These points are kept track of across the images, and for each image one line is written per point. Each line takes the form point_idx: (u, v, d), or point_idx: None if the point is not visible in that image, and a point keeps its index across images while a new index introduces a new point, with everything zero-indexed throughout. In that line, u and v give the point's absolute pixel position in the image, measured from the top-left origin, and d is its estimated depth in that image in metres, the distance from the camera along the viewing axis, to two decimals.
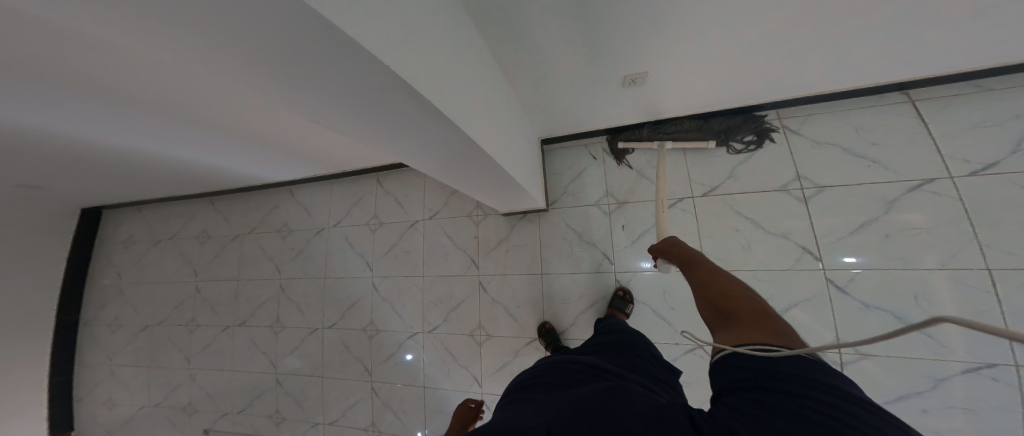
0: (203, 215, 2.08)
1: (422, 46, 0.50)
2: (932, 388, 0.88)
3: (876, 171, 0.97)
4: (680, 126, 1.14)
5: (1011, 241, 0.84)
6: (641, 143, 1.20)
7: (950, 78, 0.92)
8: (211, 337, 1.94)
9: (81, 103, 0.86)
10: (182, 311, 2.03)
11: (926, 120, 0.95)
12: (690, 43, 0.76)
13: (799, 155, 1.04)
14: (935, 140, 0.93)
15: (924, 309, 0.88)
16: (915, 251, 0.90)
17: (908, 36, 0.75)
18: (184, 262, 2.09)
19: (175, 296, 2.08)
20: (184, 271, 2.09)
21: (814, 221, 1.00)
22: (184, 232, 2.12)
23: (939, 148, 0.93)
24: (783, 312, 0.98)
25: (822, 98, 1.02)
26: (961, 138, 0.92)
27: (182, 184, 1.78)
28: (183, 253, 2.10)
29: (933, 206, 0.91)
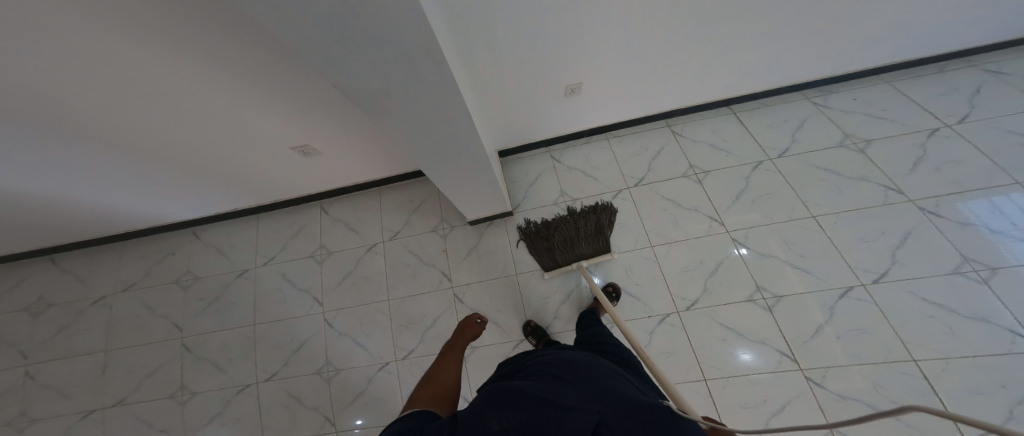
0: (41, 278, 1.52)
1: (444, 40, 0.63)
2: (831, 316, 1.12)
3: (729, 158, 1.39)
4: (579, 245, 1.23)
5: (818, 197, 1.28)
6: (560, 268, 1.26)
7: (749, 98, 1.46)
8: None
9: None
10: (2, 411, 1.36)
11: (744, 123, 1.44)
12: (611, 57, 1.05)
13: (689, 153, 1.42)
14: (754, 137, 1.41)
15: (794, 251, 1.23)
16: (774, 209, 1.30)
17: (735, 58, 1.18)
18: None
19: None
20: (1, 352, 1.43)
21: (711, 196, 1.35)
22: (1, 305, 1.49)
23: (759, 141, 1.40)
24: (716, 269, 1.25)
25: (689, 109, 1.47)
26: (766, 134, 1.41)
27: (25, 231, 1.34)
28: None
29: (774, 177, 1.34)
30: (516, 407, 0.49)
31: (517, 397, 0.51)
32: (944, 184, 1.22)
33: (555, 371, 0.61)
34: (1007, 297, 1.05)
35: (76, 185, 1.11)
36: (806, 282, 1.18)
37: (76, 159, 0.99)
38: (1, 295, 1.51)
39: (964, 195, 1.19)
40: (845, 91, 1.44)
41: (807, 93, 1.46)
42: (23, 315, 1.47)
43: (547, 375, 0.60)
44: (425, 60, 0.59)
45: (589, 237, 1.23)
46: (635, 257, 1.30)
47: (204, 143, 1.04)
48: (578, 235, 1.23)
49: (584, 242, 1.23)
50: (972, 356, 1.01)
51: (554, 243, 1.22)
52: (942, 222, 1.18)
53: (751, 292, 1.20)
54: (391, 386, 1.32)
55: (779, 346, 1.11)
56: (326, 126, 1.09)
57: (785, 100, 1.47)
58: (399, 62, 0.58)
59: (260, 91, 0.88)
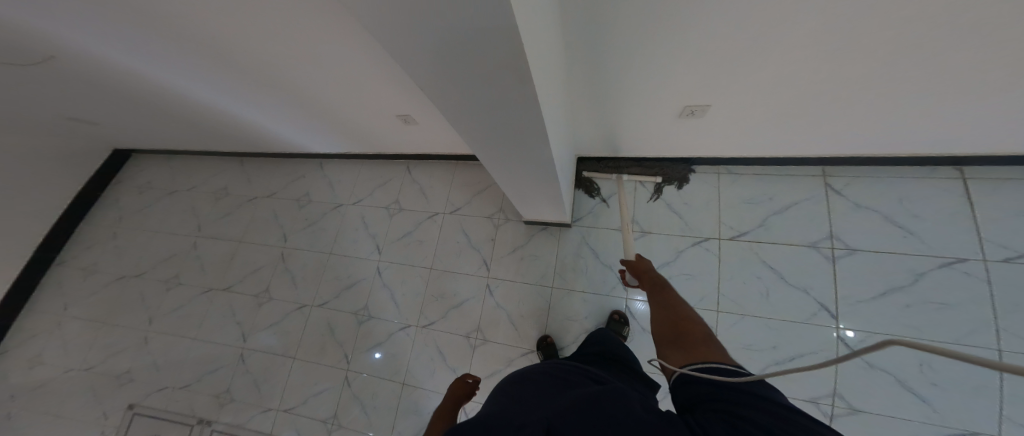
0: (227, 175, 2.11)
1: (540, 39, 0.56)
2: None
3: (910, 243, 0.98)
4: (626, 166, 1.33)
5: (1021, 326, 0.85)
6: (601, 176, 1.34)
7: (1001, 161, 0.96)
8: (188, 296, 1.79)
9: (193, 27, 0.94)
10: (169, 266, 1.91)
11: (974, 199, 0.97)
12: (756, 84, 0.82)
13: (836, 217, 1.07)
14: (975, 220, 0.96)
15: (924, 377, 0.89)
16: (933, 323, 0.90)
17: (967, 111, 0.80)
18: (189, 214, 2.05)
19: (167, 249, 1.97)
20: (189, 220, 2.03)
21: (839, 280, 0.99)
22: (202, 186, 2.12)
23: (977, 230, 0.95)
24: (793, 358, 0.95)
25: (864, 160, 1.08)
26: (1000, 223, 0.94)
27: (224, 137, 1.85)
28: (192, 205, 2.07)
29: (963, 285, 0.91)
30: None
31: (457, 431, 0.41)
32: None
33: (518, 392, 0.52)
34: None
35: (257, 114, 1.48)
36: (914, 412, 0.88)
37: (260, 97, 1.33)
38: (205, 179, 2.14)
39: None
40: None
41: None
42: (211, 197, 2.07)
43: (507, 400, 0.51)
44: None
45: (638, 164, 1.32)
46: (696, 318, 1.05)
47: (335, 99, 1.28)
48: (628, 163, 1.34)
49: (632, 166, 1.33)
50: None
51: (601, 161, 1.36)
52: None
53: (820, 394, 0.95)
54: (403, 351, 1.37)
55: None
56: (423, 101, 1.20)
57: None
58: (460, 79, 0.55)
59: (375, 65, 1.01)
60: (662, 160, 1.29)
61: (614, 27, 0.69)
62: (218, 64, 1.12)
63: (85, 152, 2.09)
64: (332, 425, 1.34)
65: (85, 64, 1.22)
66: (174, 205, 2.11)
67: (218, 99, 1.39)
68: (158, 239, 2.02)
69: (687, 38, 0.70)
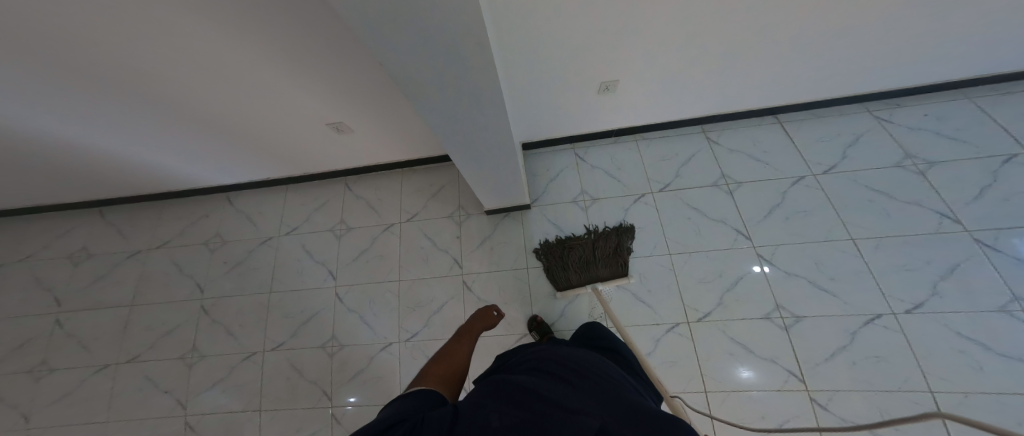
0: (87, 230, 1.63)
1: None
2: (852, 341, 1.06)
3: (770, 170, 1.32)
4: (595, 267, 1.18)
5: (858, 218, 1.20)
6: (574, 287, 1.21)
7: (797, 107, 1.39)
8: (70, 388, 1.36)
9: (41, 37, 0.74)
10: (27, 354, 1.42)
11: (790, 135, 1.36)
12: (662, 54, 0.99)
13: (721, 161, 1.36)
14: (797, 149, 1.33)
15: (823, 273, 1.15)
16: (806, 227, 1.22)
17: (793, 66, 1.11)
18: (38, 287, 1.54)
19: (15, 336, 1.46)
20: (39, 296, 1.52)
21: (740, 208, 1.29)
22: (48, 251, 1.60)
23: (801, 156, 1.32)
24: (735, 281, 1.19)
25: (727, 115, 1.42)
26: (811, 148, 1.33)
27: (80, 182, 1.45)
28: (38, 278, 1.55)
29: (812, 194, 1.26)
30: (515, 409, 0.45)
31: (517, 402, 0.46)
32: (1006, 217, 1.11)
33: (558, 369, 0.57)
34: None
35: (136, 144, 1.21)
36: (833, 306, 1.11)
37: (141, 122, 1.09)
38: (51, 240, 1.62)
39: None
40: (917, 105, 1.33)
41: (871, 105, 1.37)
42: (67, 262, 1.57)
43: (548, 373, 0.56)
44: (468, 43, 0.58)
45: (606, 258, 1.18)
46: (652, 263, 1.25)
47: (247, 114, 1.11)
48: (595, 255, 1.19)
49: (600, 263, 1.18)
50: (994, 393, 0.95)
51: (569, 264, 1.18)
52: (999, 257, 1.08)
53: (768, 310, 1.14)
54: (391, 368, 1.32)
55: (789, 367, 1.07)
56: (359, 103, 1.12)
57: (844, 111, 1.38)
58: (446, 51, 0.59)
59: (303, 64, 0.92)
60: (611, 236, 1.20)
61: (540, 15, 0.80)
62: (71, 79, 0.88)
63: None
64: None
65: None
66: (7, 283, 1.56)
67: (76, 131, 1.10)
68: None
69: (602, 19, 0.84)
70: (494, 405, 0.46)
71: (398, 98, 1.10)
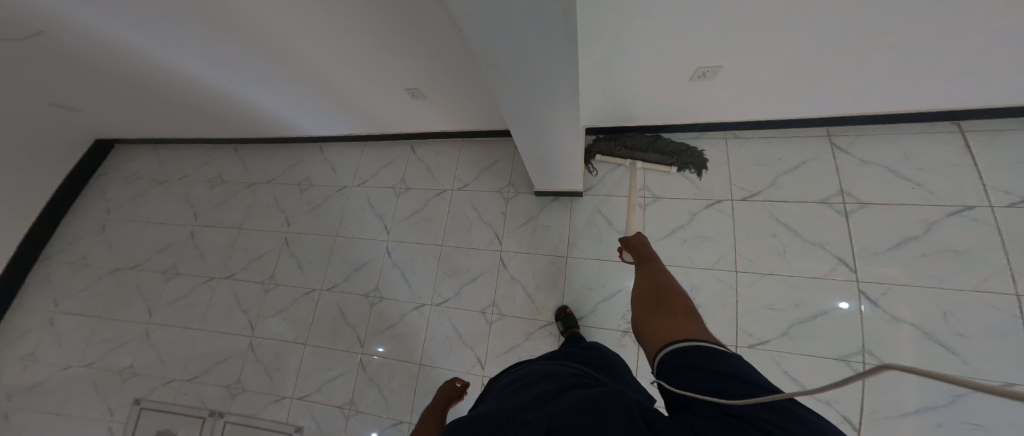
0: (221, 162, 2.03)
1: None
2: (949, 403, 0.86)
3: (917, 194, 1.01)
4: (643, 152, 1.27)
5: None
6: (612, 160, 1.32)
7: (998, 113, 1.01)
8: (187, 290, 1.71)
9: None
10: (165, 256, 1.84)
11: (973, 149, 1.01)
12: (788, 39, 0.81)
13: (843, 172, 1.09)
14: (977, 167, 0.99)
15: (953, 328, 0.88)
16: (950, 272, 0.92)
17: (988, 59, 0.81)
18: (184, 203, 1.97)
19: (164, 239, 1.90)
20: (183, 211, 1.94)
21: (853, 233, 1.02)
22: (196, 175, 2.04)
23: (980, 175, 0.98)
24: (813, 317, 0.97)
25: (871, 119, 1.11)
26: (1003, 171, 0.97)
27: (219, 122, 1.80)
28: (185, 195, 1.99)
29: (971, 231, 0.94)
30: None
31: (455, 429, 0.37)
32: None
33: (512, 395, 0.48)
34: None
35: (257, 93, 1.45)
36: (942, 363, 0.87)
37: (257, 71, 1.29)
38: (198, 167, 2.06)
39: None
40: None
41: None
42: (205, 185, 1.99)
43: (499, 402, 0.47)
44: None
45: (658, 149, 1.26)
46: (715, 279, 1.07)
47: (341, 73, 1.26)
48: (649, 145, 1.28)
49: (646, 149, 1.27)
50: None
51: (621, 140, 1.31)
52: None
53: (849, 351, 0.93)
54: (418, 328, 1.34)
55: (848, 413, 0.92)
56: (434, 70, 1.16)
57: None
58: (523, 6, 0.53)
59: (387, 23, 0.96)
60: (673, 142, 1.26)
61: None
62: (216, 30, 1.07)
63: (59, 142, 1.96)
64: (349, 411, 1.30)
65: (72, 31, 1.14)
66: (167, 196, 2.03)
67: (218, 78, 1.35)
68: (151, 230, 1.94)
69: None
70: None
71: (471, 66, 1.11)
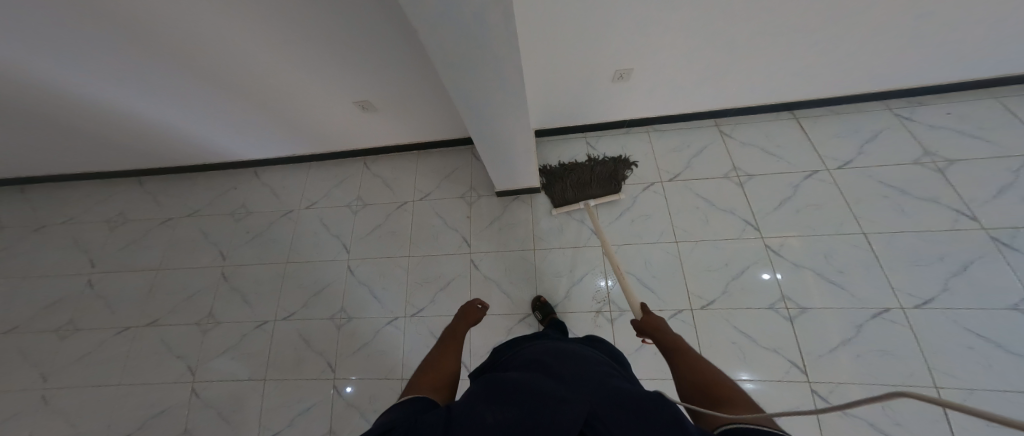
0: (124, 197, 1.74)
1: None
2: (857, 333, 1.05)
3: (783, 164, 1.33)
4: (590, 187, 1.34)
5: (872, 213, 1.20)
6: (569, 205, 1.37)
7: (816, 103, 1.40)
8: (91, 348, 1.41)
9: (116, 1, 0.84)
10: (54, 312, 1.49)
11: (807, 129, 1.38)
12: (677, 44, 1.06)
13: (734, 153, 1.38)
14: (813, 142, 1.35)
15: (832, 265, 1.15)
16: (818, 220, 1.22)
17: (804, 58, 1.15)
18: (76, 248, 1.63)
19: (49, 293, 1.54)
20: (76, 257, 1.61)
21: (750, 198, 1.29)
22: (89, 214, 1.71)
23: (818, 149, 1.33)
24: (741, 272, 1.19)
25: (746, 111, 1.44)
26: (830, 143, 1.34)
27: (122, 150, 1.56)
28: (76, 239, 1.65)
29: (823, 188, 1.27)
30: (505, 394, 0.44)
31: (509, 386, 0.45)
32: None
33: (549, 359, 0.56)
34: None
35: (177, 112, 1.31)
36: (835, 296, 1.10)
37: (178, 87, 1.17)
38: (92, 205, 1.74)
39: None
40: (941, 105, 1.33)
41: (891, 104, 1.38)
42: (104, 225, 1.68)
43: (539, 363, 0.55)
44: (498, 13, 0.61)
45: (602, 181, 1.34)
46: (660, 248, 1.26)
47: (282, 87, 1.20)
48: (591, 177, 1.35)
49: (595, 184, 1.34)
50: (1000, 391, 0.92)
51: (567, 182, 1.34)
52: (1016, 256, 1.06)
53: (774, 300, 1.13)
54: (394, 345, 1.29)
55: (791, 358, 1.05)
56: (387, 82, 1.19)
57: (862, 110, 1.39)
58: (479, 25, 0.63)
59: (338, 34, 0.98)
60: (613, 164, 1.36)
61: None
62: (130, 41, 0.97)
63: None
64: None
65: None
66: (48, 242, 1.66)
67: (126, 96, 1.20)
68: (29, 285, 1.56)
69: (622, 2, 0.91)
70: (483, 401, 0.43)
71: (425, 76, 1.17)
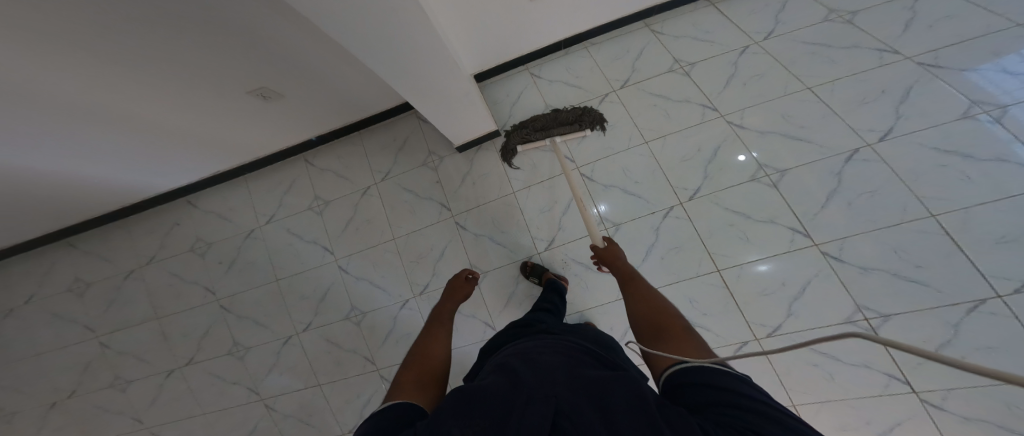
0: (69, 260, 1.60)
1: None
2: (840, 182, 1.18)
3: (714, 46, 1.38)
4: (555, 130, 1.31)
5: (809, 68, 1.28)
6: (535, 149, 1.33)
7: None
8: (149, 397, 1.49)
9: None
10: (95, 375, 1.52)
11: (725, 12, 1.41)
12: None
13: (669, 46, 1.40)
14: (734, 22, 1.39)
15: (791, 124, 1.25)
16: (765, 88, 1.30)
17: None
18: (61, 321, 1.57)
19: (76, 360, 1.54)
20: (68, 329, 1.56)
21: (700, 84, 1.35)
22: (46, 288, 1.59)
23: (741, 27, 1.38)
24: (715, 151, 1.29)
25: (670, 4, 1.44)
26: (749, 18, 1.39)
27: (32, 214, 1.39)
28: (58, 314, 1.57)
29: (757, 59, 1.33)
30: (465, 404, 0.42)
31: (469, 397, 0.43)
32: (942, 37, 1.21)
33: (515, 361, 0.55)
34: (1016, 130, 1.08)
35: (56, 160, 1.13)
36: (808, 152, 1.22)
37: (36, 129, 0.98)
38: (44, 279, 1.60)
39: (955, 47, 1.19)
40: None
41: None
42: (72, 294, 1.57)
43: (506, 367, 0.54)
44: None
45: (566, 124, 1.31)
46: (627, 155, 1.34)
47: (162, 99, 1.02)
48: (556, 123, 1.32)
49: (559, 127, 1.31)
50: (980, 195, 1.07)
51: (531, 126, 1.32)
52: (944, 72, 1.18)
53: (755, 171, 1.24)
54: (417, 322, 1.37)
55: (793, 225, 1.19)
56: (289, 60, 1.04)
57: None
58: None
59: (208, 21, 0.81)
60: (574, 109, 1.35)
61: None
62: None
63: None
64: None
65: None
66: (31, 323, 1.58)
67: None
68: (50, 361, 1.55)
69: None
70: (454, 407, 0.42)
71: (328, 49, 1.03)
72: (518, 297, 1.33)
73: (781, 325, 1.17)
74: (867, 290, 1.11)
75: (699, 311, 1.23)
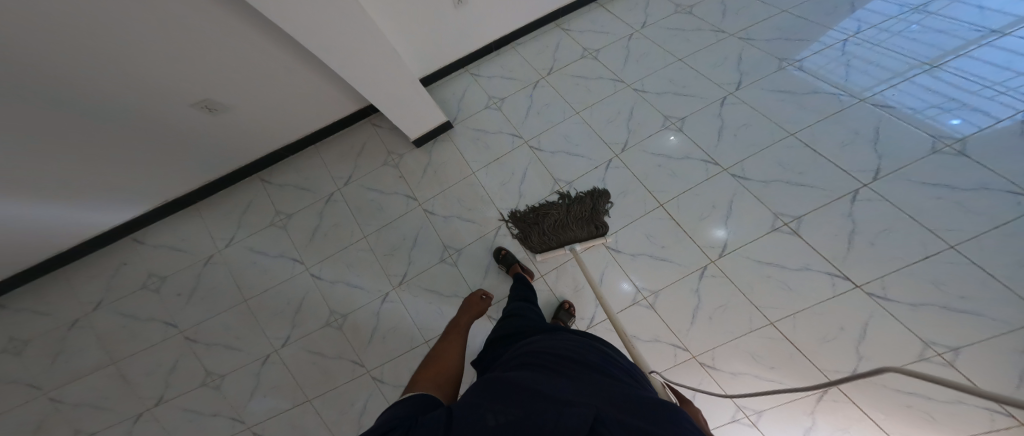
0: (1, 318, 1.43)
1: None
2: (722, 119, 1.35)
3: (607, 35, 1.59)
4: (571, 229, 1.24)
5: (676, 44, 1.52)
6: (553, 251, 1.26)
7: None
8: None
9: None
10: None
11: (610, 10, 1.66)
12: None
13: (578, 39, 1.60)
14: (616, 16, 1.64)
15: (672, 86, 1.44)
16: (652, 62, 1.50)
17: None
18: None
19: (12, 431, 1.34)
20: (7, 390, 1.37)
21: (604, 63, 1.53)
22: None
23: (621, 18, 1.63)
24: (631, 107, 1.42)
25: (571, 7, 1.66)
26: (631, 11, 1.63)
27: None
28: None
29: (640, 41, 1.55)
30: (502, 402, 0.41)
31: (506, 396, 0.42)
32: (764, 13, 1.52)
33: (552, 368, 0.53)
34: (814, 75, 1.35)
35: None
36: (682, 105, 1.40)
37: None
38: None
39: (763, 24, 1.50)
40: None
41: None
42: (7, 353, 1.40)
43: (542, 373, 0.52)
44: None
45: (580, 221, 1.25)
46: (574, 122, 1.43)
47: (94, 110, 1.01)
48: (569, 218, 1.25)
49: (575, 226, 1.24)
50: (820, 120, 1.27)
51: (544, 227, 1.25)
52: (755, 43, 1.47)
53: (660, 124, 1.38)
54: (400, 313, 1.36)
55: (703, 157, 1.31)
56: (217, 61, 1.05)
57: None
58: None
59: (122, 19, 0.81)
60: (585, 199, 1.28)
61: None
62: None
63: None
64: None
65: None
66: None
67: None
68: None
69: None
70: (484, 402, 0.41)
71: (266, 49, 1.08)
72: (496, 270, 1.34)
73: (727, 245, 1.20)
74: (781, 198, 1.20)
75: (658, 244, 1.25)
